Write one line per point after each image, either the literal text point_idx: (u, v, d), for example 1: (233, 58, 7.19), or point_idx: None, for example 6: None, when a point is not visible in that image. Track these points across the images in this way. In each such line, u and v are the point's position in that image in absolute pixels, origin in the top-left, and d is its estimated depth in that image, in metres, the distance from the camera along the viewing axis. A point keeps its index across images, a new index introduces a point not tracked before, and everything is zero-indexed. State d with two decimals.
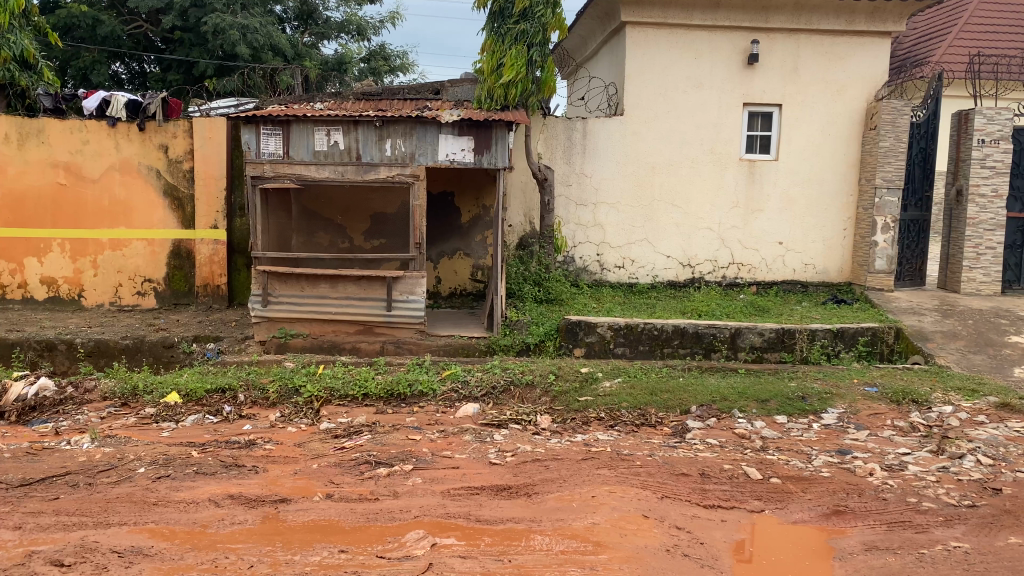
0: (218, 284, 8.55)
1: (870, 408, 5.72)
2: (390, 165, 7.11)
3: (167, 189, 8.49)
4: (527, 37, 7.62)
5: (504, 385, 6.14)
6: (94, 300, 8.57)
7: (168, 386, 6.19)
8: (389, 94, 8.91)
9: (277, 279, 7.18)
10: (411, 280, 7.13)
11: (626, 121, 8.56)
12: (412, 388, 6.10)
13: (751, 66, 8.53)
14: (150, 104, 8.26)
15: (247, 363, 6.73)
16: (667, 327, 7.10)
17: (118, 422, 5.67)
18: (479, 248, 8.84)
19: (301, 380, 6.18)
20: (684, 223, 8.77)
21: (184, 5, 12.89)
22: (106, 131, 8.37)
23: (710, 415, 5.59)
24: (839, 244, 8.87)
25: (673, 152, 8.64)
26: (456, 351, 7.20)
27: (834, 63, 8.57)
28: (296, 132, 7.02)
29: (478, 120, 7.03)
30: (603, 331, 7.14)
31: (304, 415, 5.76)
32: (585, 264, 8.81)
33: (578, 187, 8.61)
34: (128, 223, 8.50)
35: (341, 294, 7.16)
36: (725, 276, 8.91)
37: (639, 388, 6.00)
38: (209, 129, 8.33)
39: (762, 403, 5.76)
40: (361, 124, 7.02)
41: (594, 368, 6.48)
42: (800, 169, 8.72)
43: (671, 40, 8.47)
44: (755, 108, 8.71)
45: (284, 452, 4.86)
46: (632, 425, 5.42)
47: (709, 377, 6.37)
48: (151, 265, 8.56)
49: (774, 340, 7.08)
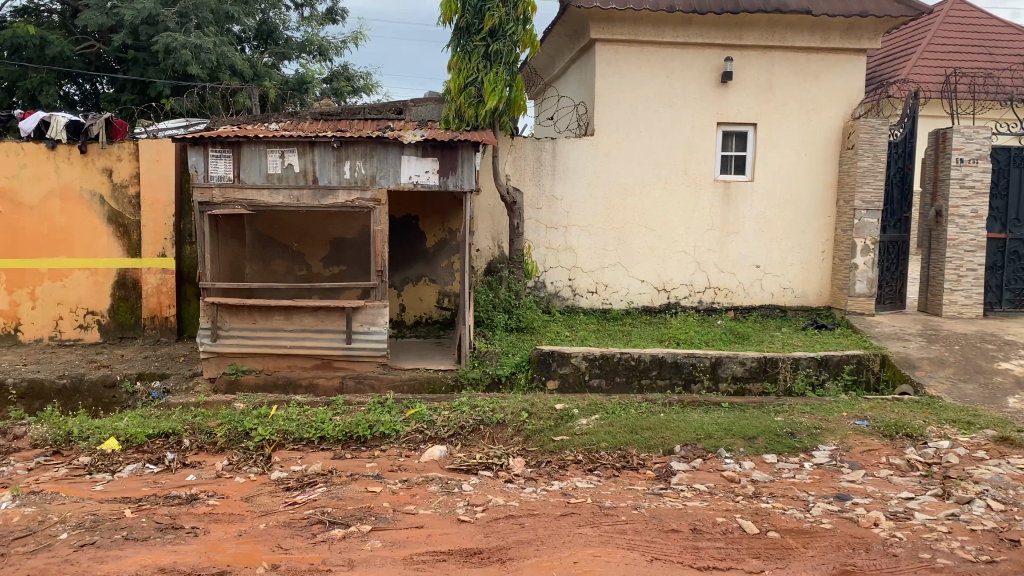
0: (166, 316, 8.00)
1: (863, 444, 5.38)
2: (349, 189, 6.68)
3: (112, 215, 7.96)
4: (501, 56, 7.25)
5: (473, 425, 5.71)
6: (32, 335, 7.96)
7: (106, 431, 5.65)
8: (349, 113, 8.48)
9: (228, 311, 6.67)
10: (373, 310, 6.67)
11: (597, 141, 8.22)
12: (372, 430, 5.64)
13: (724, 84, 8.25)
14: (92, 126, 7.75)
15: (193, 404, 6.22)
16: (644, 357, 6.74)
17: (47, 474, 5.12)
18: (446, 275, 8.43)
19: (252, 423, 5.69)
20: (659, 246, 8.44)
21: (137, 23, 12.40)
22: (45, 154, 7.82)
23: (695, 456, 5.20)
24: (817, 266, 8.59)
25: (647, 173, 8.31)
26: (421, 386, 6.74)
27: (809, 81, 8.33)
28: (247, 154, 6.56)
29: (443, 141, 6.63)
30: (578, 362, 6.75)
31: (255, 462, 5.27)
32: (556, 289, 8.43)
33: (548, 210, 8.25)
34: (69, 252, 7.95)
35: (297, 326, 6.70)
36: (701, 301, 8.58)
37: (617, 426, 5.61)
38: (156, 152, 7.85)
39: (750, 440, 5.40)
40: (317, 145, 6.58)
41: (569, 404, 6.05)
42: (777, 190, 8.44)
43: (643, 58, 8.17)
44: (729, 127, 8.43)
45: (229, 509, 4.37)
46: (613, 469, 5.03)
47: (691, 413, 5.98)
48: (95, 296, 7.99)
49: (756, 369, 6.75)
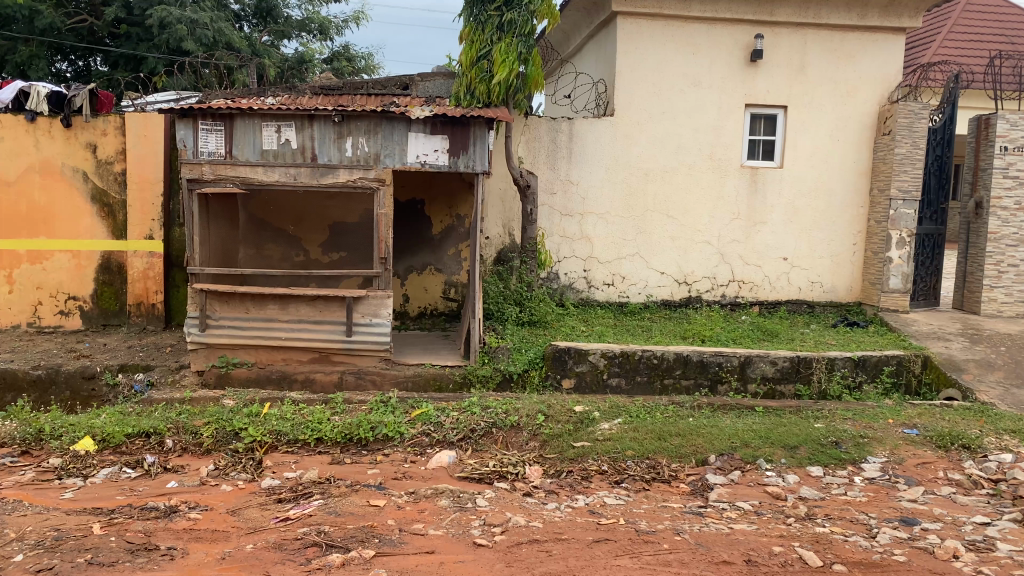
0: (153, 303, 7.47)
1: (916, 457, 4.87)
2: (351, 168, 6.14)
3: (96, 193, 7.41)
4: (514, 27, 6.69)
5: (485, 428, 5.19)
6: (9, 321, 7.42)
7: (81, 430, 5.12)
8: (351, 88, 7.93)
9: (218, 299, 6.13)
10: (375, 301, 6.14)
11: (616, 122, 7.67)
12: (375, 432, 5.14)
13: (754, 63, 7.70)
14: (75, 97, 7.16)
15: (178, 400, 5.69)
16: (668, 355, 6.22)
17: (11, 478, 4.58)
18: (454, 264, 7.89)
19: (242, 422, 5.17)
20: (681, 236, 7.90)
21: None
22: (24, 127, 7.26)
23: (733, 468, 4.70)
24: (848, 260, 8.07)
25: (669, 157, 7.77)
26: (427, 383, 6.22)
27: (844, 62, 7.78)
28: (240, 128, 6.01)
29: (453, 117, 6.08)
30: (596, 360, 6.24)
31: (244, 468, 4.74)
32: (570, 281, 7.91)
33: (563, 195, 7.72)
34: (49, 232, 7.39)
35: (292, 316, 6.18)
36: (724, 295, 8.06)
37: (644, 431, 5.10)
38: (144, 126, 7.30)
39: (791, 450, 4.89)
40: (316, 119, 6.04)
41: (590, 406, 5.52)
42: (807, 178, 7.90)
43: (667, 34, 7.61)
44: (758, 110, 7.88)
45: (213, 525, 3.85)
46: (642, 482, 4.52)
47: (723, 417, 5.46)
48: (76, 280, 7.45)
49: (788, 370, 6.24)
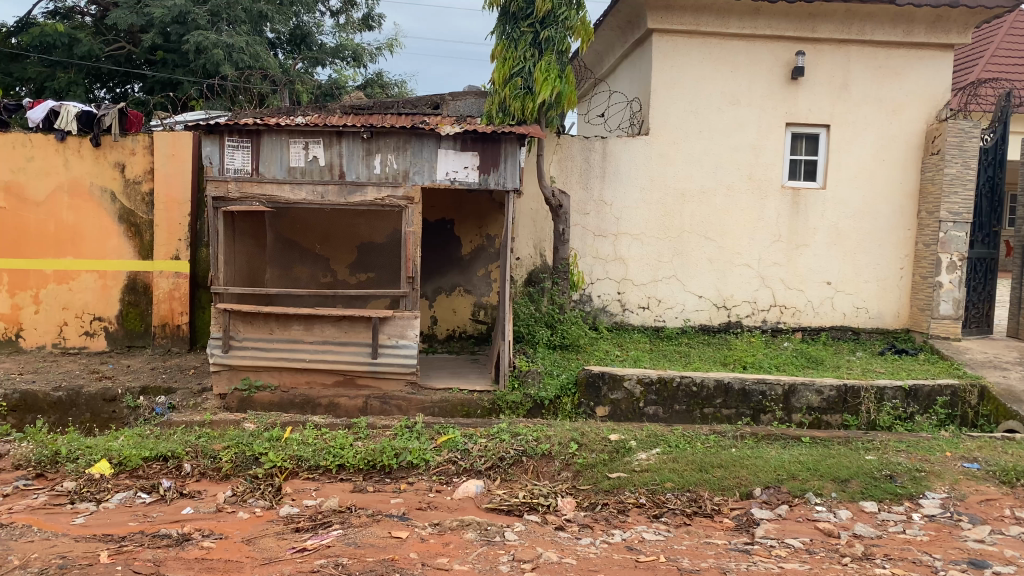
0: (178, 324, 7.34)
1: (979, 493, 4.51)
2: (379, 185, 5.98)
3: (124, 214, 7.32)
4: (553, 45, 6.52)
5: (514, 457, 4.94)
6: (34, 342, 7.34)
7: (97, 452, 4.96)
8: (381, 108, 7.84)
9: (242, 319, 5.97)
10: (403, 322, 5.94)
11: (652, 142, 7.45)
12: (399, 459, 4.92)
13: (795, 80, 7.45)
14: (105, 116, 7.09)
15: (197, 423, 5.50)
16: (708, 383, 5.93)
17: (23, 502, 4.41)
18: (483, 285, 7.68)
19: (262, 447, 4.97)
20: (719, 258, 7.62)
21: (165, 22, 11.87)
22: (54, 146, 7.20)
23: (780, 502, 4.39)
24: (895, 285, 7.73)
25: (706, 177, 7.52)
26: (454, 409, 6.01)
27: (889, 80, 7.51)
28: (267, 145, 5.89)
29: (484, 133, 5.89)
30: (631, 387, 5.97)
31: (262, 495, 4.52)
32: (604, 304, 7.65)
33: (596, 216, 7.49)
34: (76, 252, 7.31)
35: (317, 337, 6.00)
36: (765, 320, 7.74)
37: (683, 462, 4.82)
38: (171, 145, 7.21)
39: (841, 484, 4.57)
40: (345, 136, 5.89)
41: (626, 435, 5.24)
42: (851, 200, 7.60)
43: (705, 51, 7.41)
44: (799, 129, 7.62)
45: (226, 554, 3.63)
46: (683, 516, 4.23)
47: (768, 449, 5.14)
48: (102, 301, 7.35)
49: (835, 400, 5.93)
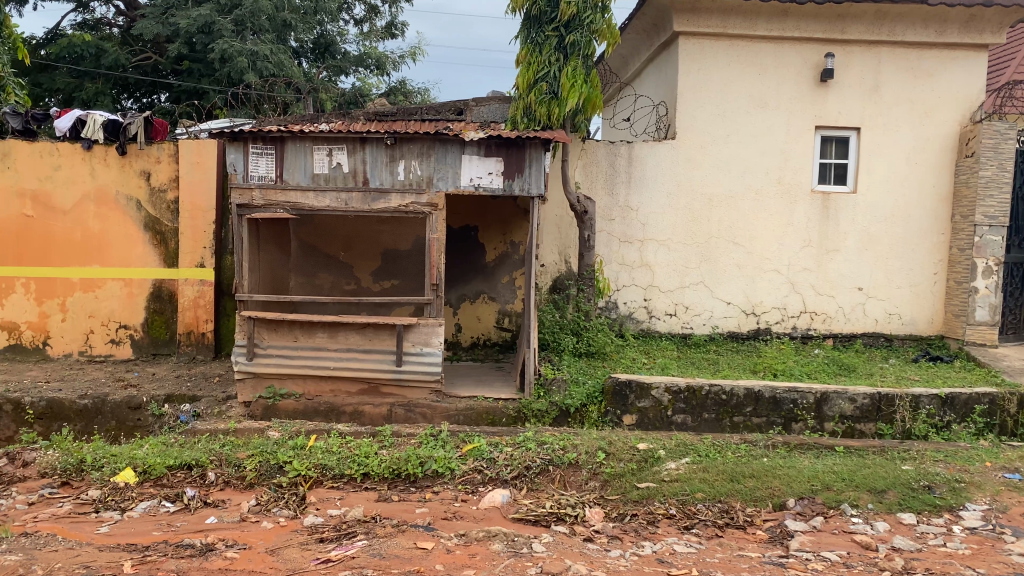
0: (203, 332, 7.34)
1: (1022, 505, 4.36)
2: (403, 192, 5.93)
3: (149, 222, 7.34)
4: (578, 49, 6.44)
5: (540, 466, 4.86)
6: (61, 349, 7.37)
7: (122, 460, 4.94)
8: (405, 114, 7.81)
9: (266, 327, 5.95)
10: (427, 329, 5.89)
11: (678, 146, 7.35)
12: (424, 467, 4.85)
13: (824, 83, 7.32)
14: (130, 125, 7.13)
15: (222, 432, 5.47)
16: (738, 391, 5.81)
17: (48, 510, 4.39)
18: (508, 292, 7.62)
19: (287, 455, 4.93)
20: (747, 264, 7.50)
21: (190, 31, 11.95)
22: (81, 155, 7.24)
23: (814, 513, 4.28)
24: (929, 290, 7.56)
25: (734, 181, 7.41)
26: (479, 417, 5.94)
27: (921, 81, 7.36)
28: (291, 152, 5.87)
29: (509, 138, 5.83)
30: (659, 395, 5.86)
31: (286, 504, 4.48)
32: (630, 311, 7.56)
33: (622, 222, 7.40)
34: (102, 260, 7.34)
35: (341, 344, 5.95)
36: (795, 326, 7.60)
37: (713, 472, 4.71)
38: (196, 153, 7.23)
39: (878, 495, 4.44)
40: (369, 142, 5.86)
41: (654, 444, 5.14)
42: (882, 203, 7.46)
43: (732, 54, 7.31)
44: (828, 132, 7.49)
45: (250, 565, 3.58)
46: (714, 528, 4.13)
47: (801, 458, 5.02)
48: (128, 309, 7.36)
49: (868, 408, 5.78)
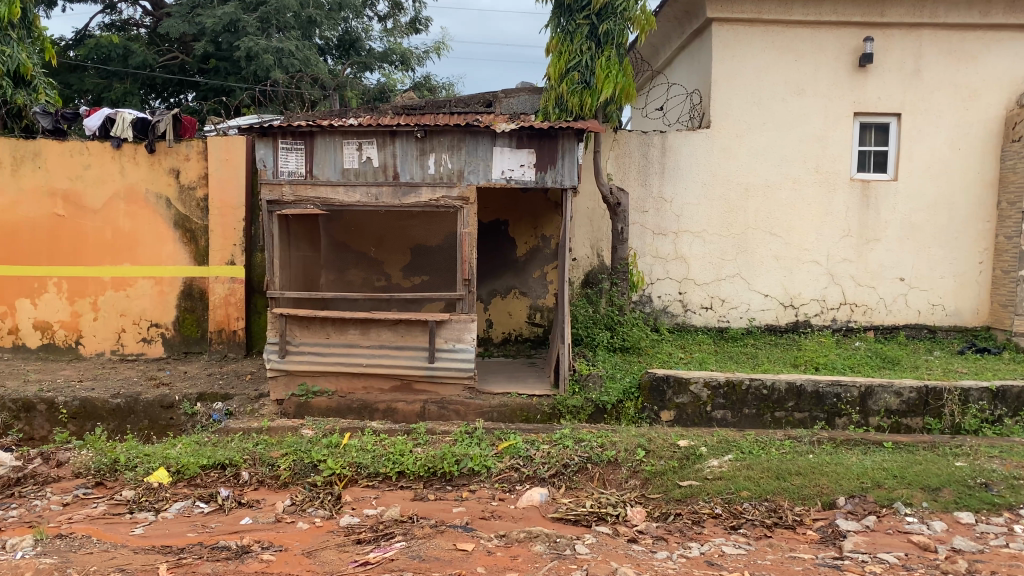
0: (234, 329, 7.32)
1: None
2: (433, 186, 5.83)
3: (179, 220, 7.31)
4: (612, 38, 6.29)
5: (579, 464, 4.74)
6: (93, 348, 7.37)
7: (156, 460, 4.89)
8: (433, 107, 7.71)
9: (298, 324, 5.88)
10: (459, 325, 5.79)
11: (713, 135, 7.18)
12: (460, 466, 4.75)
13: (864, 68, 7.12)
14: (158, 123, 7.10)
15: (255, 430, 5.41)
16: (779, 385, 5.64)
17: (82, 511, 4.35)
18: (539, 287, 7.49)
19: (321, 454, 4.86)
20: (785, 255, 7.32)
21: (216, 30, 11.93)
22: (111, 154, 7.21)
23: (867, 512, 4.13)
24: (974, 280, 7.34)
25: (770, 170, 7.23)
26: (513, 414, 5.83)
27: (964, 64, 7.13)
28: (321, 147, 5.79)
29: (542, 129, 5.71)
30: (698, 390, 5.70)
31: (322, 504, 4.40)
32: (665, 304, 7.41)
33: (656, 213, 7.25)
34: (133, 259, 7.32)
35: (373, 341, 5.88)
36: (835, 318, 7.41)
37: (758, 469, 4.57)
38: (225, 150, 7.19)
39: (932, 493, 4.27)
40: (398, 136, 5.76)
41: (695, 441, 5.00)
42: (925, 191, 7.24)
43: (767, 40, 7.12)
44: (868, 119, 7.28)
45: (287, 568, 3.49)
46: (763, 528, 3.99)
47: (848, 455, 4.85)
48: (159, 307, 7.34)
49: (915, 402, 5.60)
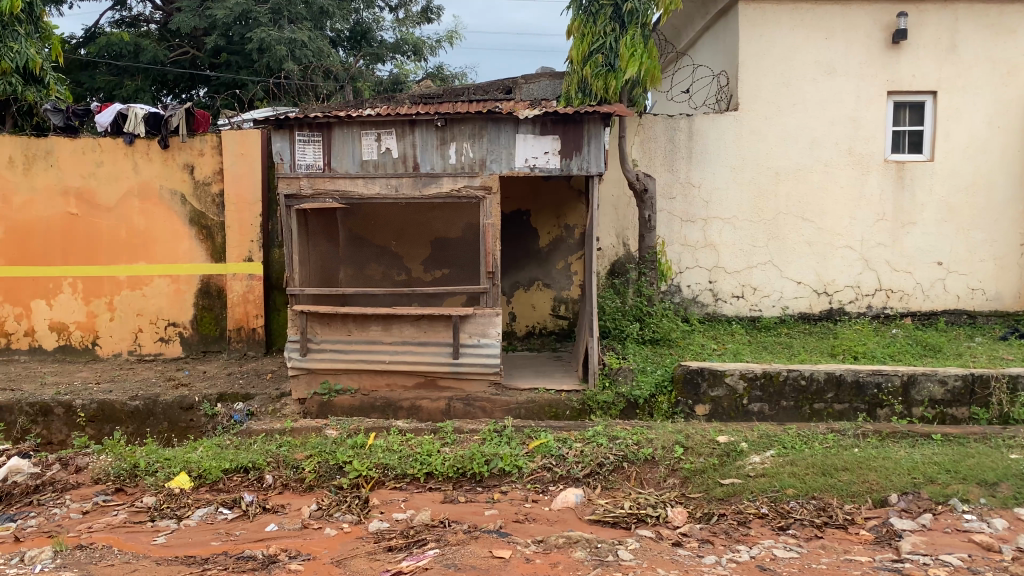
0: (253, 327, 7.17)
1: None
2: (455, 176, 5.64)
3: (194, 216, 7.15)
4: (637, 17, 6.09)
5: (614, 463, 4.55)
6: (111, 349, 7.24)
7: (176, 464, 4.74)
8: (452, 95, 7.52)
9: (319, 321, 5.72)
10: (483, 319, 5.62)
11: (741, 118, 6.95)
12: (490, 466, 4.57)
13: (897, 44, 6.85)
14: (172, 117, 6.92)
15: (277, 432, 5.25)
16: (818, 376, 5.42)
17: (103, 519, 4.21)
18: (563, 278, 7.30)
19: (346, 455, 4.69)
20: (818, 241, 7.08)
21: (227, 22, 11.76)
22: (123, 150, 7.06)
23: (922, 510, 3.91)
24: (1015, 263, 7.09)
25: (801, 153, 6.99)
26: (541, 410, 5.67)
27: (1002, 38, 6.86)
28: (339, 138, 5.61)
29: (567, 115, 5.49)
30: (733, 382, 5.48)
31: (349, 508, 4.23)
32: (694, 294, 7.20)
33: (683, 200, 7.03)
34: (149, 257, 7.18)
35: (396, 337, 5.70)
36: (871, 305, 7.17)
37: (803, 465, 4.36)
38: (240, 144, 7.02)
39: (990, 488, 4.05)
40: (418, 125, 5.57)
41: (735, 436, 4.80)
42: (963, 171, 6.98)
43: (796, 18, 6.87)
44: (902, 97, 7.02)
45: None
46: (813, 528, 3.79)
47: (896, 448, 4.63)
48: (176, 306, 7.20)
49: (961, 391, 5.36)
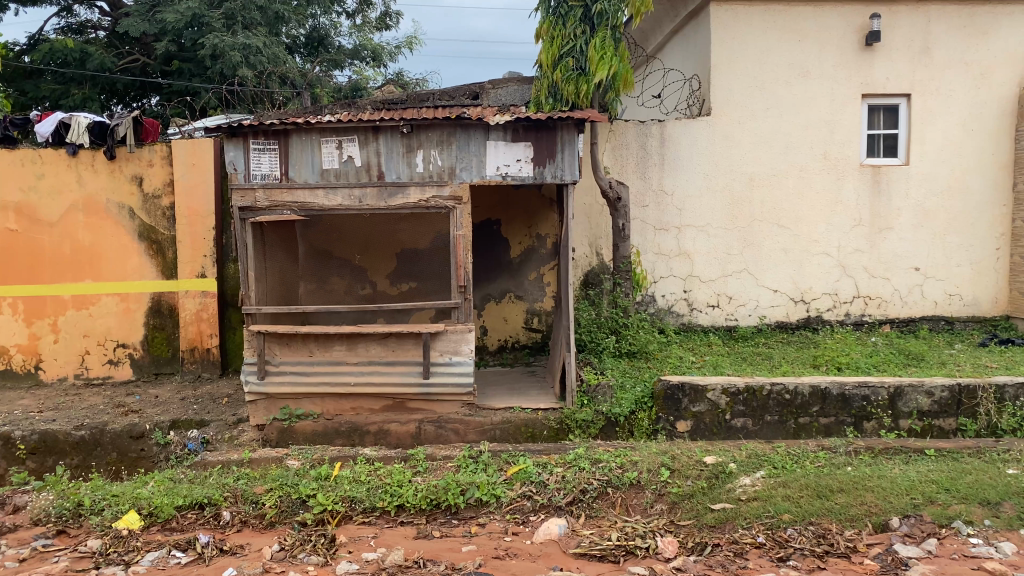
0: (208, 348, 6.78)
1: None
2: (423, 185, 5.34)
3: (144, 230, 6.75)
4: (607, 19, 5.84)
5: (597, 489, 4.29)
6: (55, 373, 6.79)
7: (124, 502, 4.36)
8: (416, 101, 7.22)
9: (278, 341, 5.37)
10: (455, 336, 5.33)
11: (714, 122, 6.76)
12: (465, 496, 4.28)
13: (871, 46, 6.72)
14: (118, 126, 6.50)
15: (234, 463, 4.89)
16: (802, 389, 5.20)
17: (40, 568, 3.82)
18: (536, 290, 7.03)
19: (310, 488, 4.36)
20: (794, 247, 6.91)
21: (178, 27, 11.31)
22: (66, 162, 6.64)
23: (926, 534, 3.69)
24: (992, 267, 7.00)
25: (776, 158, 6.82)
26: (518, 431, 5.39)
27: (975, 40, 6.77)
28: (297, 146, 5.28)
29: (539, 120, 5.24)
30: (715, 398, 5.22)
31: (314, 546, 3.90)
32: (669, 304, 6.98)
33: (656, 208, 6.82)
34: (95, 275, 6.76)
35: (362, 357, 5.37)
36: (849, 313, 7.03)
37: (796, 487, 4.13)
38: (192, 154, 6.64)
39: (992, 508, 3.86)
40: (382, 131, 5.27)
41: (722, 456, 4.56)
42: (939, 175, 6.86)
43: (769, 19, 6.70)
44: (876, 101, 6.89)
45: None
46: (814, 558, 3.57)
47: (891, 466, 4.42)
48: (125, 326, 6.78)
49: (947, 402, 5.19)
